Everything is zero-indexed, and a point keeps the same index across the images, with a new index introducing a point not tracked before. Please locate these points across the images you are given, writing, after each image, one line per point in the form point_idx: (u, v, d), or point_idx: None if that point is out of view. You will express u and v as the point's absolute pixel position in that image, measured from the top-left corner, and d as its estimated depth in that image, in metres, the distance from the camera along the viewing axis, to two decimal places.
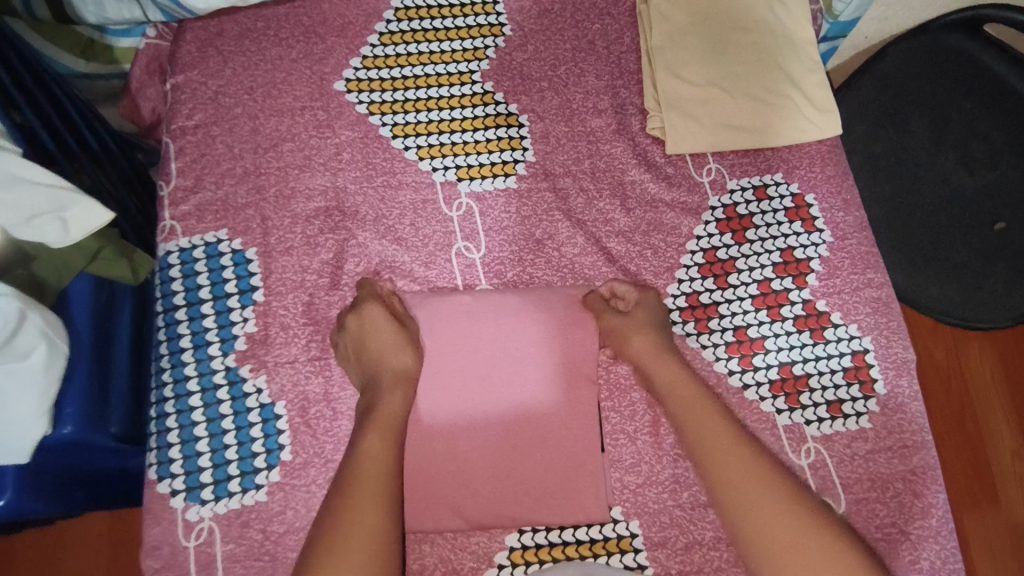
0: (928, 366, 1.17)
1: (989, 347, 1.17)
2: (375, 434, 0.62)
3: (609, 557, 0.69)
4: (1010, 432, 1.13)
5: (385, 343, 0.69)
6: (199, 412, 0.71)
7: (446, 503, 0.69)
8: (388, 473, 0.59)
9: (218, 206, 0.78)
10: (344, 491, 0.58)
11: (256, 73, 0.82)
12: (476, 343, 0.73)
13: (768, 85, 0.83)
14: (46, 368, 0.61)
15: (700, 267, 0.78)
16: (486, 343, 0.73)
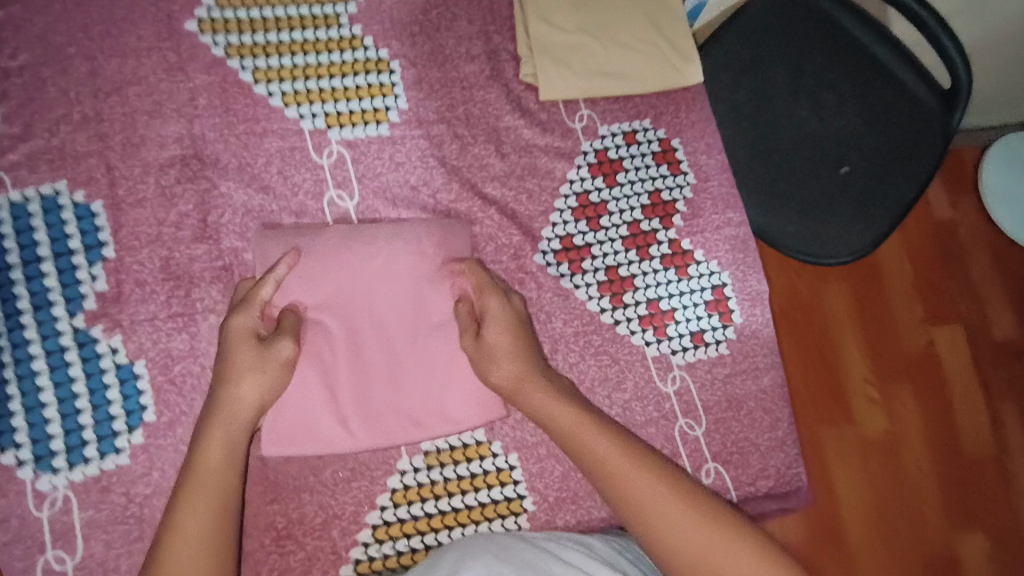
0: (790, 299, 1.13)
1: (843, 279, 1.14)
2: (199, 487, 0.57)
3: (490, 490, 0.71)
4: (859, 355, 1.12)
5: (243, 385, 0.62)
6: (44, 377, 0.66)
7: (321, 429, 0.68)
8: (215, 538, 0.55)
9: (54, 154, 0.71)
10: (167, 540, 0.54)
11: (93, 9, 0.75)
12: (354, 284, 0.71)
13: (635, 35, 0.85)
14: None
15: (573, 210, 0.80)
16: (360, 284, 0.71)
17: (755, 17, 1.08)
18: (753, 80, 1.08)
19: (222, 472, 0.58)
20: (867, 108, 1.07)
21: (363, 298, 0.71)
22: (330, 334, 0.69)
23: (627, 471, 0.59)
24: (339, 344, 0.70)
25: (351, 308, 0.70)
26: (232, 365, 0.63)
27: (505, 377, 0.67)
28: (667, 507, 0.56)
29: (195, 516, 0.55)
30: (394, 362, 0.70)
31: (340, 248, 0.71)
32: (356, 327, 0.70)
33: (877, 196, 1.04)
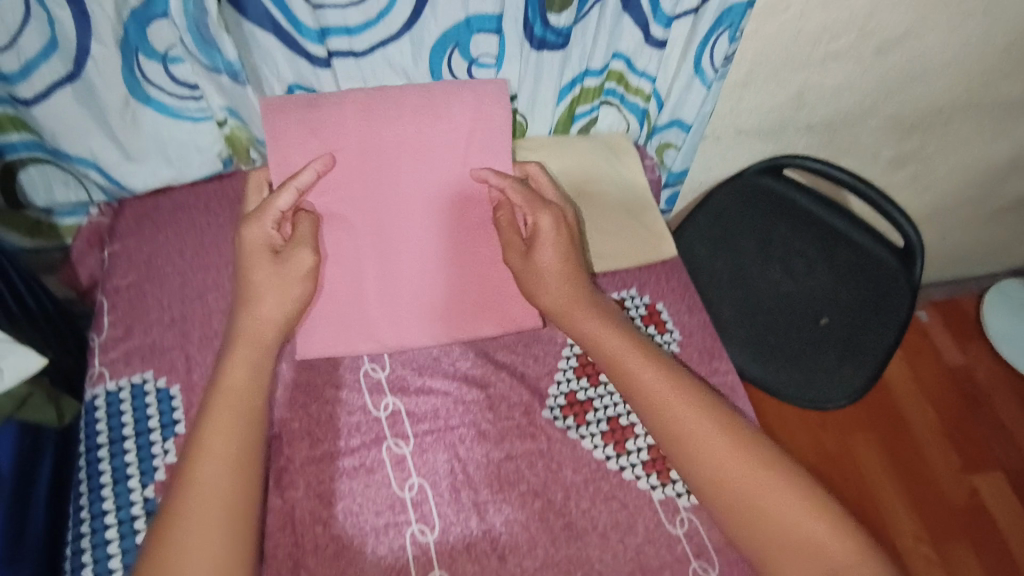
0: None
1: None
2: (219, 445, 0.72)
3: None
4: None
5: (255, 273, 0.80)
6: (115, 544, 0.75)
7: (355, 338, 0.89)
8: (229, 520, 0.68)
9: (145, 350, 0.87)
10: (188, 523, 0.67)
11: (188, 237, 0.96)
12: (376, 173, 0.88)
13: (616, 223, 1.03)
14: None
15: (574, 368, 0.91)
16: (389, 169, 0.88)
17: (724, 198, 1.26)
18: (728, 253, 1.25)
19: (232, 427, 0.73)
20: (834, 266, 1.21)
21: (400, 180, 0.89)
22: (344, 243, 0.88)
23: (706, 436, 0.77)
24: (376, 266, 0.89)
25: (340, 172, 0.87)
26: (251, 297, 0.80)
27: (552, 300, 0.86)
28: (730, 461, 0.76)
29: (207, 462, 0.70)
30: (425, 265, 0.90)
31: (400, 156, 0.88)
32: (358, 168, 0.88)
33: (860, 343, 1.15)
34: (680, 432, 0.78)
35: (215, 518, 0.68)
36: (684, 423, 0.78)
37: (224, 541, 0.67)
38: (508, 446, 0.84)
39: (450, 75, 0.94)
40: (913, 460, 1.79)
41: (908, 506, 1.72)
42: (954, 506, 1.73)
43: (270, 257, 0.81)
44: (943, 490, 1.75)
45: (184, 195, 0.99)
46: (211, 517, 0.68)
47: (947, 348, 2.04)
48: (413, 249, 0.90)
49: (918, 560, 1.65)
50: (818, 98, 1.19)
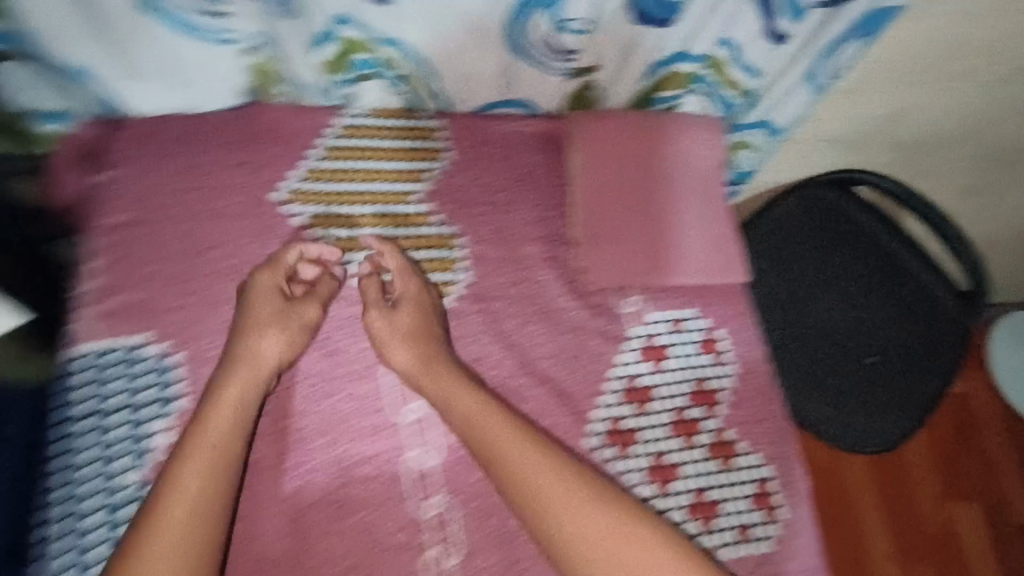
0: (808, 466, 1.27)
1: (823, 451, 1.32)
2: (196, 457, 0.67)
3: None
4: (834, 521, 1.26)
5: (465, 400, 0.75)
6: (104, 531, 0.69)
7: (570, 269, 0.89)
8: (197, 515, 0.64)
9: (139, 309, 0.75)
10: (159, 523, 0.63)
11: (190, 175, 0.81)
12: (638, 148, 0.92)
13: (664, 217, 0.92)
14: None
15: (620, 393, 0.83)
16: (636, 139, 0.92)
17: (786, 211, 1.15)
18: (780, 268, 1.16)
19: (220, 450, 0.68)
20: (891, 301, 1.11)
21: (664, 141, 0.93)
22: (619, 209, 0.91)
23: (522, 470, 0.71)
24: (626, 214, 0.91)
25: (606, 131, 0.92)
26: (458, 419, 0.74)
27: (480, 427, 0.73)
28: (578, 509, 0.68)
29: (198, 476, 0.66)
30: (664, 216, 0.92)
31: (664, 132, 0.93)
32: (650, 175, 0.93)
33: (903, 390, 1.08)
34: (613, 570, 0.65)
35: (184, 531, 0.63)
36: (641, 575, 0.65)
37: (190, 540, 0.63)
38: None
39: (537, 61, 0.83)
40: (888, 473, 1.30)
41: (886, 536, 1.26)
42: (923, 536, 1.27)
43: (626, 245, 0.90)
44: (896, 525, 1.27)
45: (203, 126, 0.84)
46: (182, 528, 0.63)
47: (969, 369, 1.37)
48: (636, 217, 0.91)
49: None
50: (917, 120, 1.07)
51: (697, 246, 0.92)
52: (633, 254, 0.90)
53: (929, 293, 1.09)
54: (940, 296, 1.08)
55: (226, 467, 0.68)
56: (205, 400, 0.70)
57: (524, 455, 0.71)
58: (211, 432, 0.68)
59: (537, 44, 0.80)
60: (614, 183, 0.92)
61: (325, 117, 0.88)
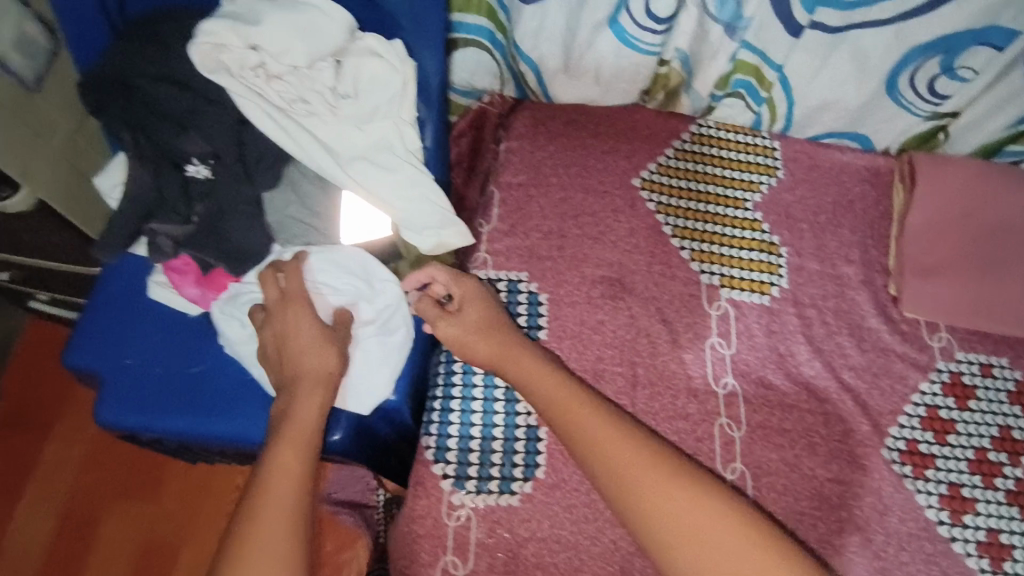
0: None
1: None
2: (287, 444, 0.66)
3: None
4: None
5: (601, 429, 0.69)
6: (477, 416, 0.84)
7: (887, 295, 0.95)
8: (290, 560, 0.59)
9: (524, 252, 0.93)
10: (257, 505, 0.62)
11: (573, 154, 1.00)
12: (984, 195, 0.94)
13: (1001, 265, 0.93)
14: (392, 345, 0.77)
15: (921, 419, 0.87)
16: (983, 186, 0.94)
17: None
18: None
19: (306, 431, 0.67)
20: None
21: (1015, 193, 0.94)
22: (950, 246, 0.94)
23: (636, 476, 0.65)
24: (957, 253, 0.94)
25: (950, 173, 0.95)
26: (583, 438, 0.69)
27: (558, 406, 0.72)
28: (659, 490, 0.64)
29: (290, 455, 0.65)
30: (1000, 263, 0.93)
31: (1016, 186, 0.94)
32: (991, 221, 0.94)
33: None
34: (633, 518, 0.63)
35: (282, 515, 0.61)
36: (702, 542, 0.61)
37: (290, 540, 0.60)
38: (834, 468, 0.84)
39: (903, 102, 0.92)
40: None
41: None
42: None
43: (953, 281, 0.92)
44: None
45: (590, 111, 1.04)
46: (278, 516, 0.61)
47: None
48: (967, 257, 0.94)
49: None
50: None
51: None
52: (959, 291, 0.92)
53: None
54: None
55: (304, 463, 0.65)
56: (284, 399, 0.69)
57: (631, 462, 0.66)
58: (297, 420, 0.67)
59: (911, 87, 0.89)
60: (950, 220, 0.94)
61: (683, 121, 1.04)
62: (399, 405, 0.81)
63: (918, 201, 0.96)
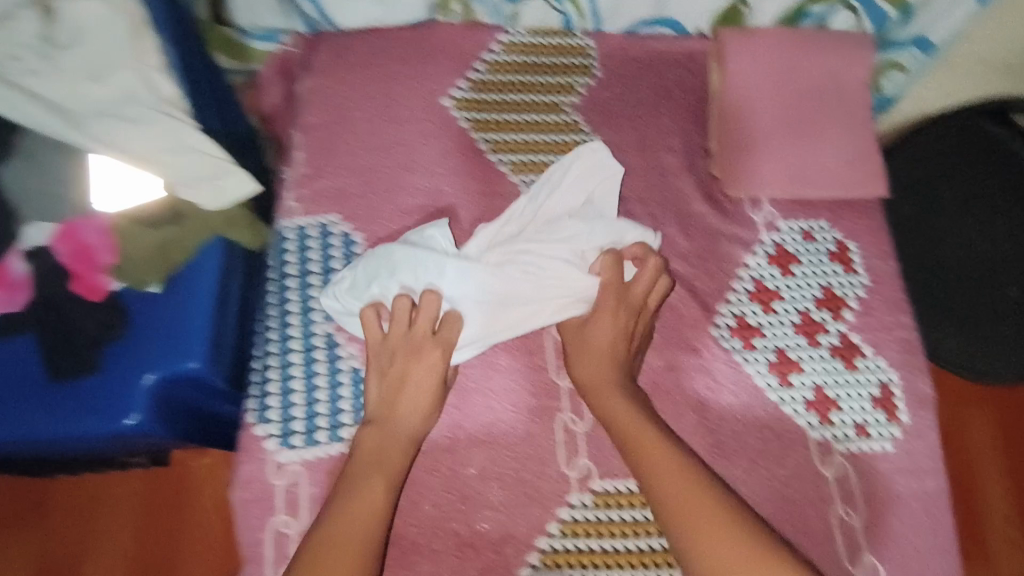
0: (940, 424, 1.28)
1: (996, 415, 1.28)
2: (369, 517, 0.69)
3: (634, 538, 0.78)
4: (1004, 496, 1.25)
5: (614, 401, 0.78)
6: (297, 369, 0.82)
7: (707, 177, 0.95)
8: (371, 542, 0.68)
9: (334, 193, 0.89)
10: (344, 511, 0.69)
11: (375, 83, 0.94)
12: (789, 63, 0.94)
13: (810, 132, 0.94)
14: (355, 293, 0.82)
15: (749, 293, 0.89)
16: (786, 54, 0.94)
17: (932, 136, 1.12)
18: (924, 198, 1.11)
19: (378, 511, 0.70)
20: None
21: (817, 59, 0.94)
22: (763, 119, 0.93)
23: (671, 470, 0.71)
24: (771, 125, 0.93)
25: (756, 46, 0.94)
26: (604, 413, 0.78)
27: (591, 378, 0.80)
28: (701, 502, 0.68)
29: (366, 528, 0.68)
30: (811, 129, 0.94)
31: (817, 51, 0.94)
32: (798, 90, 0.94)
33: None
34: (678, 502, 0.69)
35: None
36: (689, 496, 0.69)
37: (361, 541, 0.67)
38: (665, 356, 0.86)
39: None
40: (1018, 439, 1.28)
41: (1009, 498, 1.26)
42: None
43: (768, 154, 0.92)
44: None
45: (389, 34, 0.97)
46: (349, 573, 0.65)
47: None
48: (780, 127, 0.93)
49: (1004, 550, 1.23)
50: None
51: (842, 162, 0.93)
52: (774, 162, 0.92)
53: None
54: None
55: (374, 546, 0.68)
56: (352, 480, 0.72)
57: (680, 466, 0.72)
58: (369, 500, 0.70)
59: None
60: (759, 93, 0.94)
61: (490, 32, 0.98)
62: (204, 374, 0.77)
63: (729, 77, 0.94)
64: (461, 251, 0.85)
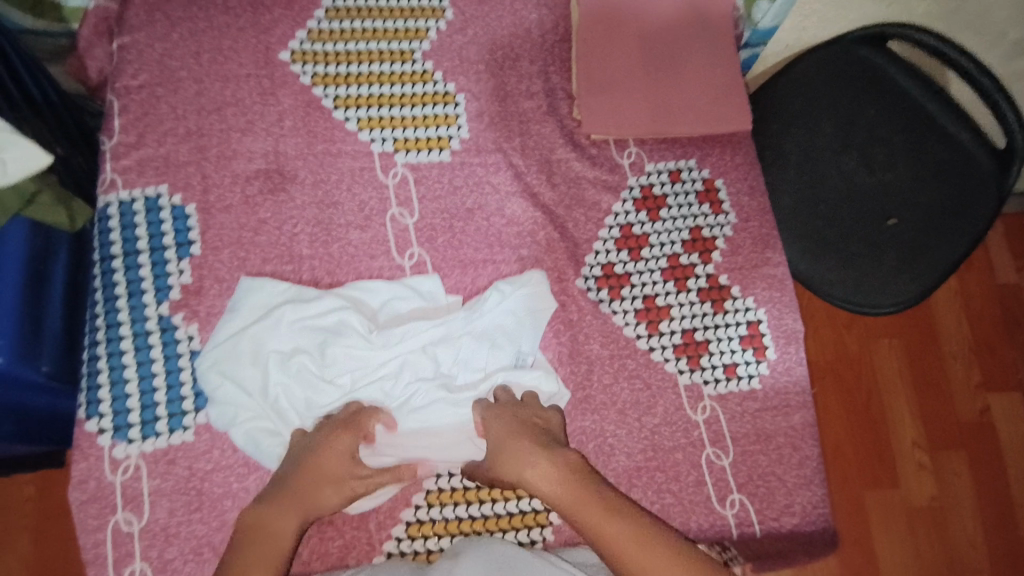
0: (842, 356, 1.32)
1: (897, 342, 1.33)
2: (264, 565, 0.59)
3: (506, 502, 0.75)
4: (911, 421, 1.28)
5: (519, 437, 0.69)
6: (130, 356, 0.75)
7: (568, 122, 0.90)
8: None
9: (159, 162, 0.81)
10: None
11: (203, 38, 0.86)
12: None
13: (670, 69, 0.90)
14: (223, 369, 0.73)
15: (615, 240, 0.85)
16: None
17: (808, 70, 1.10)
18: (798, 130, 1.11)
19: (280, 551, 0.61)
20: (917, 163, 1.04)
21: None
22: (621, 57, 0.90)
23: (597, 517, 0.62)
24: (629, 64, 0.90)
25: None
26: (518, 467, 0.67)
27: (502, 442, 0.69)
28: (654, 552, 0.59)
29: (255, 573, 0.59)
30: (671, 66, 0.90)
31: None
32: (655, 25, 0.91)
33: (925, 250, 1.02)
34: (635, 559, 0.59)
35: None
36: (642, 550, 0.59)
37: None
38: None
39: None
40: (920, 365, 1.32)
41: (914, 419, 1.29)
42: (960, 424, 1.29)
43: (628, 94, 0.89)
44: (928, 402, 1.30)
45: None
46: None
47: (1003, 262, 1.40)
48: (638, 65, 0.90)
49: (910, 469, 1.25)
50: None
51: (704, 97, 0.90)
52: (633, 102, 0.88)
53: (964, 154, 1.00)
54: (976, 151, 0.99)
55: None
56: (265, 508, 0.63)
57: (609, 505, 0.63)
58: (276, 539, 0.62)
59: None
60: (615, 31, 0.90)
61: None
62: (12, 368, 0.70)
63: (582, 15, 0.90)
64: (325, 302, 0.77)
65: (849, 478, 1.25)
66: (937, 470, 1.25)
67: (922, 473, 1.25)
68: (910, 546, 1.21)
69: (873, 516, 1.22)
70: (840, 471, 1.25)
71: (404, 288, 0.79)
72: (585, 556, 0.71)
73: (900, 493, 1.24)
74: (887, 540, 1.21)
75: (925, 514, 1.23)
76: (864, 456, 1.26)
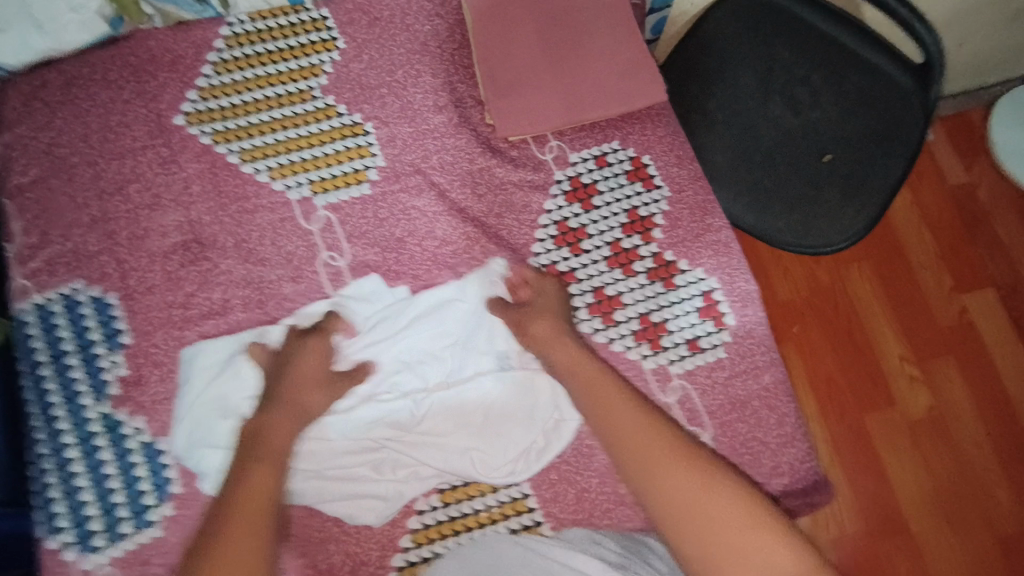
0: (815, 291, 1.31)
1: (866, 269, 1.32)
2: (264, 464, 0.64)
3: (494, 525, 0.74)
4: (894, 338, 1.28)
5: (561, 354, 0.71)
6: (79, 463, 0.71)
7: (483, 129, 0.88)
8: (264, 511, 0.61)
9: (69, 257, 0.77)
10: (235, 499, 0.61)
11: (90, 119, 0.82)
12: None
13: (576, 54, 0.88)
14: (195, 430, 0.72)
15: (554, 238, 0.83)
16: None
17: (717, 24, 1.08)
18: (721, 86, 1.07)
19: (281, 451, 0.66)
20: (841, 95, 1.04)
21: None
22: (523, 52, 0.88)
23: (641, 441, 0.63)
24: (534, 57, 0.88)
25: None
26: (561, 365, 0.71)
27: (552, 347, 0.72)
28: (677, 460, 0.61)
29: (261, 469, 0.63)
30: (576, 51, 0.88)
31: None
32: (551, 14, 0.89)
33: (866, 178, 1.01)
34: (650, 459, 0.61)
35: (251, 525, 0.59)
36: (662, 455, 0.61)
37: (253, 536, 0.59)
38: None
39: None
40: (892, 284, 1.32)
41: (898, 336, 1.29)
42: (943, 333, 1.29)
43: (538, 87, 0.87)
44: (908, 316, 1.30)
45: (92, 60, 0.85)
46: (246, 521, 0.59)
47: (952, 169, 1.40)
48: (542, 57, 0.88)
49: (904, 388, 1.25)
50: None
51: (615, 75, 0.88)
52: (544, 95, 0.86)
53: (881, 79, 1.03)
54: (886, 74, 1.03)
55: (279, 481, 0.64)
56: (264, 412, 0.68)
57: (623, 395, 0.66)
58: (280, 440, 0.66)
59: None
60: (511, 27, 0.88)
61: (209, 28, 0.87)
62: None
63: (476, 18, 0.88)
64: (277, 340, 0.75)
65: (847, 406, 1.24)
66: (930, 378, 1.26)
67: (916, 385, 1.25)
68: (918, 459, 1.21)
69: (877, 440, 1.22)
70: (837, 401, 1.24)
71: (346, 302, 0.78)
72: (568, 535, 0.71)
73: (899, 411, 1.24)
74: (898, 460, 1.21)
75: (925, 426, 1.23)
76: (857, 384, 1.25)
